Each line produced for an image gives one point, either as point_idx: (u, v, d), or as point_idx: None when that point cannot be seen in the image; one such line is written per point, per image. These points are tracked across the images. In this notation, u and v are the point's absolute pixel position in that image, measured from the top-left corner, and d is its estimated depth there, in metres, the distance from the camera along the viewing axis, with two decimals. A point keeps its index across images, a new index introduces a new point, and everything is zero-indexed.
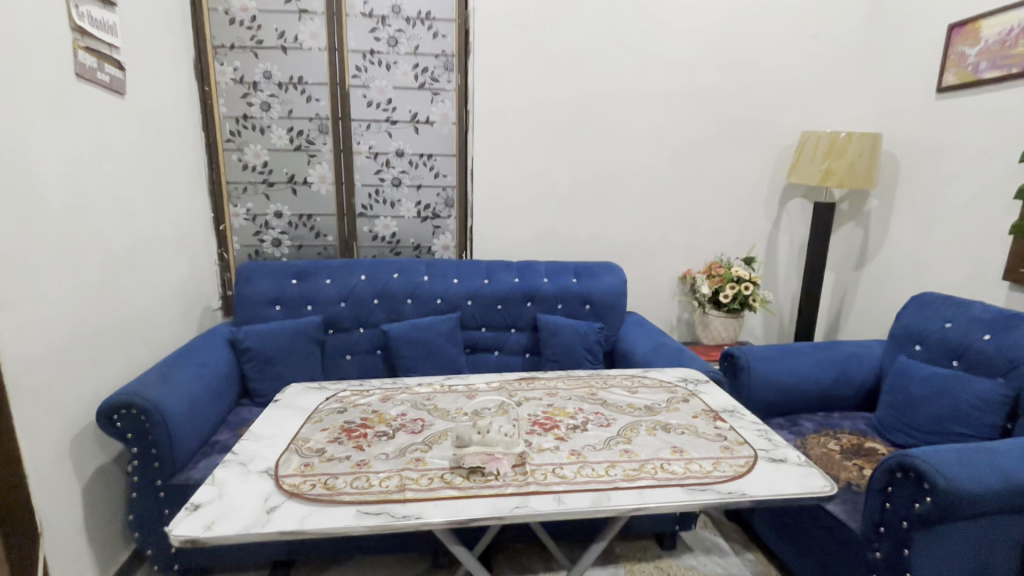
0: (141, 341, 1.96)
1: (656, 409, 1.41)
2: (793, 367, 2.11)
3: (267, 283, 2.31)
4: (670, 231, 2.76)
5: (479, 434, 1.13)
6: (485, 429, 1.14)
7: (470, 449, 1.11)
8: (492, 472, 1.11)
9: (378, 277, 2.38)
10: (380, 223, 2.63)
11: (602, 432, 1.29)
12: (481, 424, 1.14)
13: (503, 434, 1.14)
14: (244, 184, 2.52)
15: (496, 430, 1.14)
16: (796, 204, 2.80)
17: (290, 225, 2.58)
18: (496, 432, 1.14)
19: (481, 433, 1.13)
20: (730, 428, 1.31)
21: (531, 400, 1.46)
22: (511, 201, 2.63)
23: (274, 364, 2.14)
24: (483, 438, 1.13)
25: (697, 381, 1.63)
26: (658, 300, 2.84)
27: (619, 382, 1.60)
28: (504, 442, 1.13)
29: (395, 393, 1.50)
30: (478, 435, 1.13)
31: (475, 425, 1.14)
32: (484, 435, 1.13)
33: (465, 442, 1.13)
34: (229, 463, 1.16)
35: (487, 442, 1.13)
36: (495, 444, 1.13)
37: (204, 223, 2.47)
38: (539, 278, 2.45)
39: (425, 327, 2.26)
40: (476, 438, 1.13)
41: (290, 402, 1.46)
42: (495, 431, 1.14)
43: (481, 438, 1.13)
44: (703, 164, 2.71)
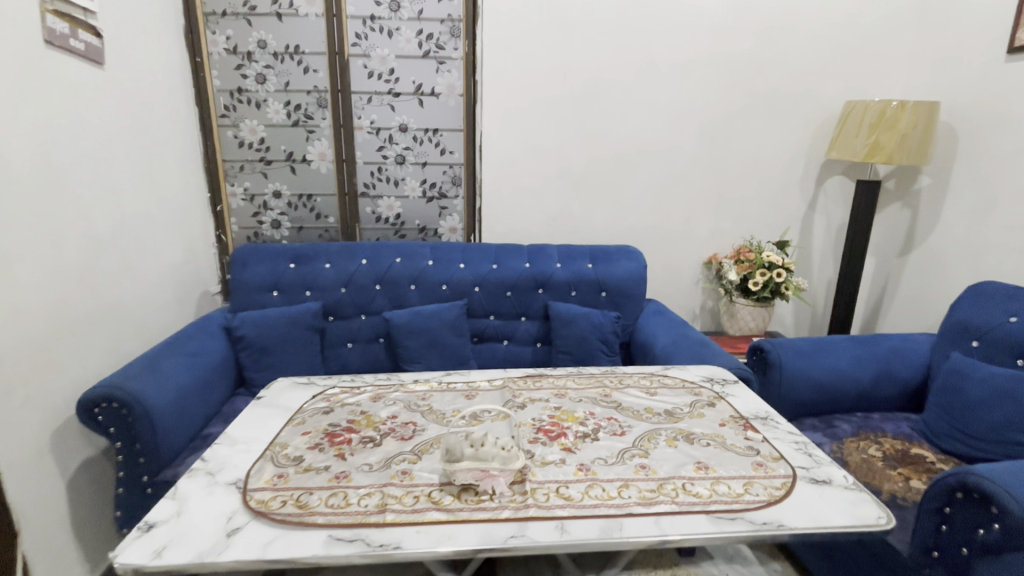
0: (130, 329, 1.87)
1: (677, 416, 1.25)
2: (829, 363, 1.92)
3: (264, 267, 2.19)
4: (695, 211, 2.55)
5: (472, 447, 0.98)
6: (480, 442, 0.98)
7: (462, 465, 0.96)
8: (487, 491, 0.96)
9: (380, 261, 2.24)
10: (384, 204, 2.48)
11: (615, 442, 1.13)
12: (475, 436, 0.98)
13: (499, 447, 0.99)
14: (241, 163, 2.40)
15: (492, 443, 0.98)
16: (835, 182, 2.56)
17: (289, 206, 2.45)
18: (491, 445, 0.98)
19: (475, 446, 0.98)
20: (763, 441, 1.15)
21: (536, 402, 1.31)
22: (522, 180, 2.45)
23: (270, 354, 2.03)
24: (476, 453, 0.97)
25: (724, 381, 1.46)
26: (680, 287, 2.64)
27: (636, 382, 1.44)
28: (501, 458, 0.97)
29: (388, 391, 1.37)
30: (471, 449, 0.97)
31: (468, 436, 0.99)
32: (478, 448, 0.97)
33: (456, 455, 0.97)
34: (196, 472, 1.04)
35: (481, 456, 0.97)
36: (491, 459, 0.97)
37: (200, 203, 2.36)
38: (551, 262, 2.28)
39: (429, 315, 2.12)
40: (468, 452, 0.97)
41: (274, 400, 1.34)
42: (491, 444, 0.98)
43: (474, 452, 0.97)
44: (732, 139, 2.47)
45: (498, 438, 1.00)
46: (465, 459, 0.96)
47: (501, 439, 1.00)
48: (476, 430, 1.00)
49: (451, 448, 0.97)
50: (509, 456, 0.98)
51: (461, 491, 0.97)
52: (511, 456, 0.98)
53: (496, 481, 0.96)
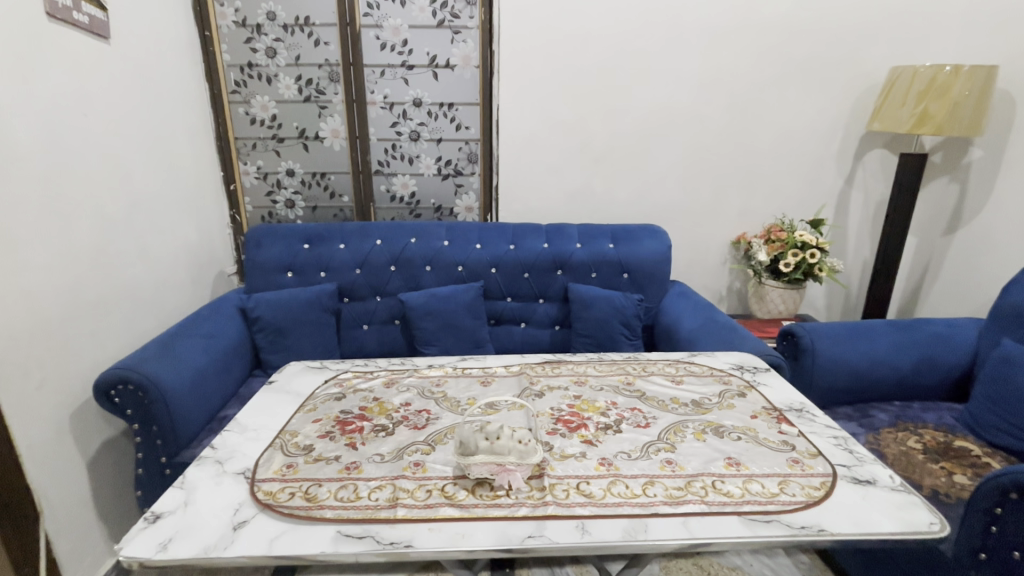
0: (146, 309, 1.86)
1: (705, 407, 1.18)
2: (866, 349, 1.81)
3: (278, 247, 2.16)
4: (722, 188, 2.42)
5: (487, 440, 0.92)
6: (495, 434, 0.92)
7: (476, 459, 0.90)
8: (503, 486, 0.91)
9: (395, 241, 2.19)
10: (398, 182, 2.41)
11: (639, 436, 1.07)
12: (490, 427, 0.93)
13: (516, 439, 0.93)
14: (253, 140, 2.35)
15: (508, 435, 0.93)
16: (876, 156, 2.39)
17: (302, 184, 2.40)
18: (507, 437, 0.93)
19: (490, 439, 0.92)
20: (799, 435, 1.07)
21: (555, 390, 1.25)
22: (541, 156, 2.35)
23: (286, 336, 2.00)
24: (491, 445, 0.91)
25: (755, 369, 1.37)
26: (706, 268, 2.54)
27: (660, 369, 1.37)
28: (518, 451, 0.92)
29: (401, 377, 1.33)
30: (485, 441, 0.92)
31: (482, 428, 0.93)
32: (492, 441, 0.92)
33: (470, 449, 0.92)
34: (205, 461, 1.01)
35: (496, 449, 0.92)
36: (507, 453, 0.91)
37: (213, 182, 2.33)
38: (571, 242, 2.20)
39: (445, 297, 2.07)
40: (483, 445, 0.91)
41: (285, 385, 1.31)
42: (507, 436, 0.92)
43: (489, 445, 0.91)
44: (765, 110, 2.32)
45: (514, 429, 0.94)
46: (478, 452, 0.91)
47: (518, 429, 0.94)
48: (491, 421, 0.95)
49: (464, 441, 0.92)
50: (526, 449, 0.92)
51: (475, 487, 0.92)
52: (528, 450, 0.92)
53: (512, 476, 0.91)
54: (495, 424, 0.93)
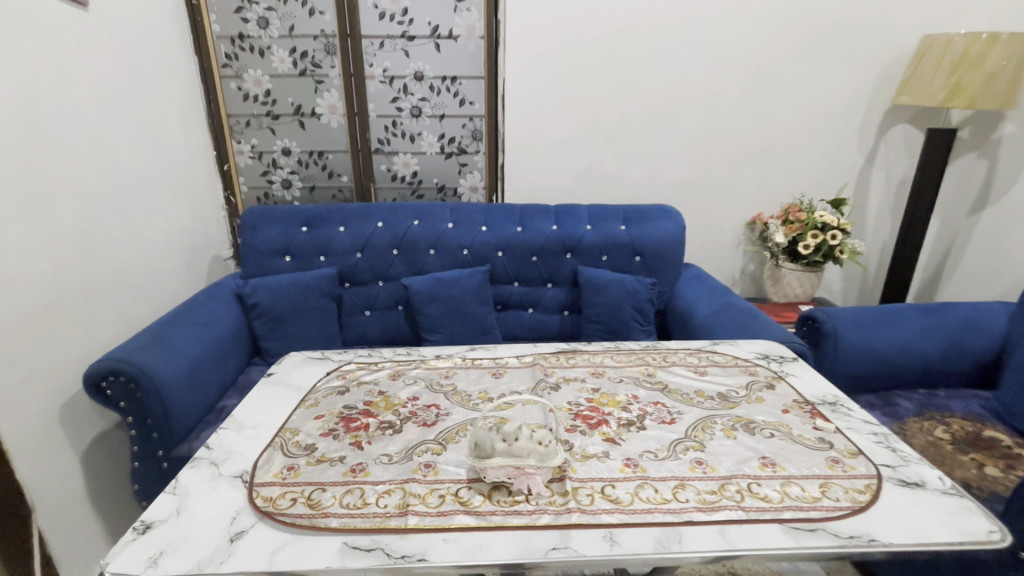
0: (138, 296, 1.78)
1: (732, 401, 1.11)
2: (890, 335, 1.74)
3: (275, 231, 2.07)
4: (738, 167, 2.32)
5: (504, 441, 0.85)
6: (513, 434, 0.85)
7: (493, 462, 0.83)
8: (521, 491, 0.84)
9: (397, 223, 2.09)
10: (399, 161, 2.30)
11: (665, 433, 1.00)
12: (507, 427, 0.86)
13: (535, 440, 0.86)
14: (246, 118, 2.23)
15: (527, 436, 0.85)
16: (900, 131, 2.28)
17: (299, 164, 2.30)
18: (526, 438, 0.85)
19: (507, 440, 0.85)
20: (836, 431, 1.00)
21: (572, 382, 1.18)
22: (549, 133, 2.23)
23: (285, 323, 1.93)
24: (509, 447, 0.84)
25: (782, 359, 1.30)
26: (719, 250, 2.45)
27: (682, 359, 1.29)
28: (538, 453, 0.85)
29: (407, 368, 1.25)
30: (502, 443, 0.85)
31: (499, 429, 0.86)
32: (510, 442, 0.85)
33: (486, 451, 0.85)
34: (199, 462, 0.94)
35: (515, 451, 0.84)
36: (526, 455, 0.84)
37: (205, 162, 2.23)
38: (581, 224, 2.11)
39: (450, 282, 1.98)
40: (500, 446, 0.84)
41: (284, 378, 1.23)
42: (526, 437, 0.85)
43: (507, 447, 0.84)
44: (785, 83, 2.20)
45: (534, 429, 0.87)
46: (495, 455, 0.83)
47: (537, 429, 0.86)
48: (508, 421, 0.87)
49: (479, 442, 0.85)
50: (547, 451, 0.85)
51: (492, 492, 0.85)
52: (549, 452, 0.85)
53: (531, 480, 0.84)
54: (513, 424, 0.86)
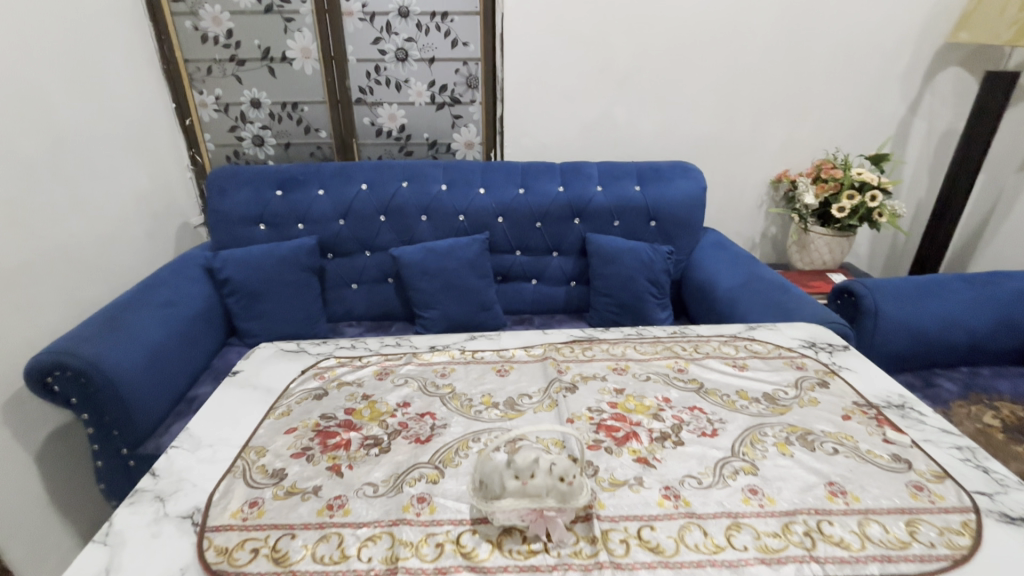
0: (90, 274, 1.57)
1: (783, 405, 0.94)
2: (936, 310, 1.56)
3: (246, 195, 1.83)
4: (766, 118, 2.06)
5: (517, 479, 0.67)
6: (527, 470, 0.67)
7: (502, 506, 0.66)
8: (539, 537, 0.68)
9: (383, 186, 1.86)
10: (385, 113, 2.04)
11: (708, 451, 0.83)
12: (520, 460, 0.67)
13: (555, 475, 0.68)
14: (207, 63, 1.94)
15: (545, 470, 0.67)
16: (950, 75, 2.01)
17: (271, 117, 2.03)
18: (544, 474, 0.68)
19: (521, 476, 0.67)
20: (912, 446, 0.83)
21: (591, 381, 1.00)
22: (554, 79, 1.96)
23: (262, 300, 1.72)
24: (523, 486, 0.67)
25: (831, 348, 1.12)
26: (740, 212, 2.23)
27: (717, 350, 1.11)
28: (558, 493, 0.67)
29: (396, 365, 1.07)
30: (514, 480, 0.67)
31: (510, 462, 0.68)
32: (523, 481, 0.67)
33: (494, 490, 0.67)
34: (141, 497, 0.77)
35: (530, 490, 0.67)
36: (543, 495, 0.67)
37: (162, 116, 1.95)
38: (591, 185, 1.88)
39: (445, 252, 1.77)
40: (512, 485, 0.66)
41: (252, 378, 1.05)
42: (543, 472, 0.67)
43: (520, 486, 0.67)
44: (826, 18, 1.91)
45: (553, 459, 0.69)
46: (505, 497, 0.66)
47: (556, 461, 0.68)
48: (521, 448, 0.69)
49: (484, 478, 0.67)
50: (570, 489, 0.67)
51: (501, 536, 0.69)
52: (572, 491, 0.67)
53: (550, 524, 0.67)
54: (527, 455, 0.67)
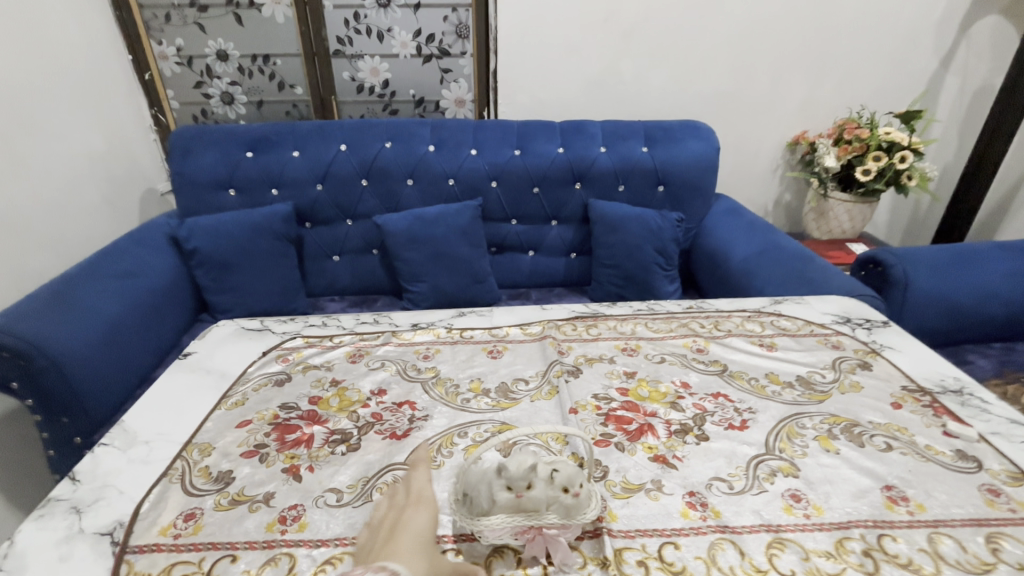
0: (36, 244, 1.40)
1: (821, 391, 0.80)
2: (973, 281, 1.42)
3: (212, 157, 1.65)
4: (785, 73, 1.88)
5: (509, 491, 0.53)
6: (523, 480, 0.53)
7: (493, 526, 0.52)
8: (536, 558, 0.56)
9: (364, 147, 1.68)
10: (366, 66, 1.84)
11: (738, 448, 0.70)
12: (514, 466, 0.53)
13: (558, 484, 0.54)
14: (165, 9, 1.74)
15: (544, 479, 0.54)
16: (988, 24, 1.82)
17: (240, 72, 1.84)
18: (543, 483, 0.54)
19: (515, 488, 0.53)
20: (979, 440, 0.70)
21: (597, 364, 0.86)
22: (554, 27, 1.76)
23: (233, 273, 1.57)
24: (517, 501, 0.53)
25: (869, 325, 0.99)
26: (754, 177, 2.06)
27: (739, 327, 0.98)
28: (563, 506, 0.54)
29: (372, 346, 0.93)
30: (506, 493, 0.53)
31: (499, 471, 0.53)
32: (519, 493, 0.53)
33: (482, 504, 0.53)
34: (53, 509, 0.63)
35: (527, 505, 0.53)
36: (543, 509, 0.53)
37: (117, 69, 1.75)
38: (593, 145, 1.71)
39: (433, 220, 1.61)
40: (503, 499, 0.53)
41: (204, 361, 0.91)
42: (543, 482, 0.54)
43: (515, 499, 0.53)
44: None
45: (555, 465, 0.55)
46: (495, 511, 0.52)
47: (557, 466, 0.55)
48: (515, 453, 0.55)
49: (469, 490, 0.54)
50: (577, 500, 0.54)
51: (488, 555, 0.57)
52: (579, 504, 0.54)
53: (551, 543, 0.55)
54: (523, 461, 0.53)
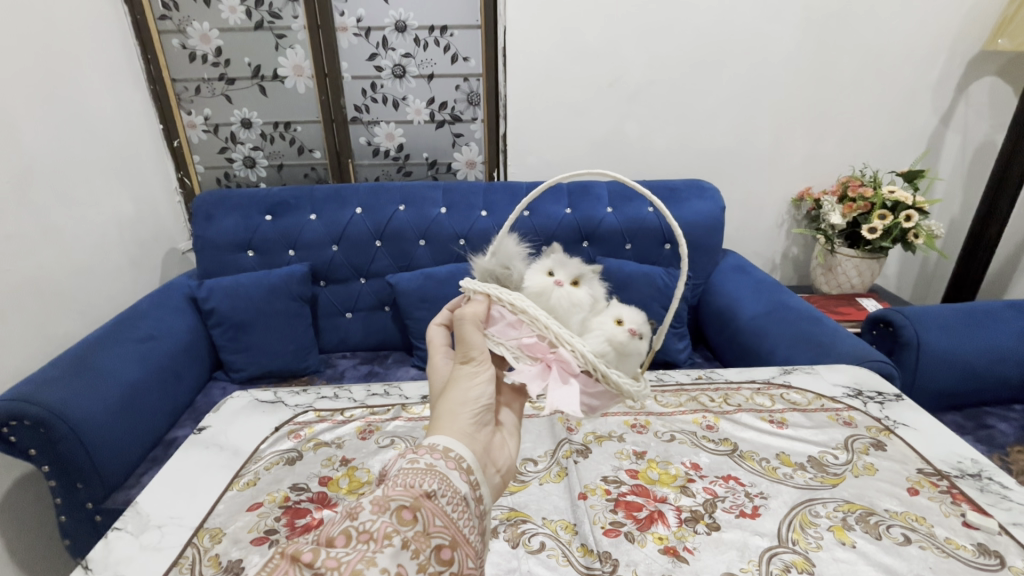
0: (64, 307, 1.45)
1: (834, 474, 0.79)
2: (988, 341, 1.40)
3: (234, 220, 1.72)
4: (788, 133, 1.93)
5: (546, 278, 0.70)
6: (561, 270, 0.71)
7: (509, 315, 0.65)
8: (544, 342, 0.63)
9: (379, 209, 1.74)
10: (382, 132, 1.93)
11: (749, 539, 0.69)
12: (583, 268, 0.72)
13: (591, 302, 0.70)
14: (195, 83, 1.86)
15: (576, 281, 0.71)
16: (985, 86, 1.87)
17: (263, 137, 1.94)
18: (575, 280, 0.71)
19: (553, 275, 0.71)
20: (1001, 533, 0.69)
21: (605, 443, 0.87)
22: (562, 94, 1.84)
23: (249, 332, 1.60)
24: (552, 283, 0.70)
25: (881, 399, 0.98)
26: (760, 231, 2.09)
27: (749, 401, 0.97)
28: (606, 352, 0.65)
29: (381, 422, 0.95)
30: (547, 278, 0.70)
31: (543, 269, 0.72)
32: (568, 282, 0.70)
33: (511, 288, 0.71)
34: None
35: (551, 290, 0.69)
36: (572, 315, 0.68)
37: (148, 138, 1.86)
38: (600, 205, 1.76)
39: (444, 280, 1.65)
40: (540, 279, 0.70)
41: (218, 436, 0.92)
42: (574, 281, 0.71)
43: (551, 284, 0.69)
44: (854, 23, 1.78)
45: (577, 276, 0.71)
46: (535, 282, 0.70)
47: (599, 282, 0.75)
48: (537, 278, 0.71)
49: (502, 253, 0.73)
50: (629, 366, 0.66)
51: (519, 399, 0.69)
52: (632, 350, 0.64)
53: (566, 381, 0.60)
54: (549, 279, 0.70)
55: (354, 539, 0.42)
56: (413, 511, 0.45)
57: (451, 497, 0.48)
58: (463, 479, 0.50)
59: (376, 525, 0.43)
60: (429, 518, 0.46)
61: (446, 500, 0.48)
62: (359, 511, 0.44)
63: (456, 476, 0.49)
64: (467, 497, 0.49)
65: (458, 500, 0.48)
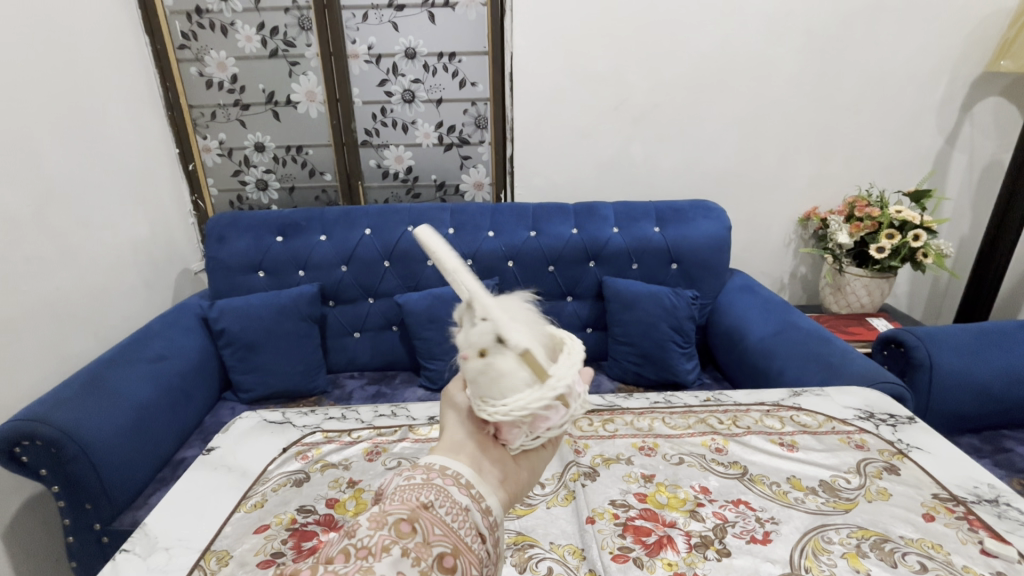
0: (79, 328, 1.48)
1: (847, 499, 0.78)
2: (1003, 362, 1.38)
3: (245, 242, 1.75)
4: (793, 154, 1.95)
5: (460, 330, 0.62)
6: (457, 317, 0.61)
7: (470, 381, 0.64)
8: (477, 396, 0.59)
9: (388, 230, 1.77)
10: (391, 154, 1.97)
11: (761, 566, 0.67)
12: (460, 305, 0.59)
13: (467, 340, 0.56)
14: (211, 109, 1.91)
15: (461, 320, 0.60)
16: (989, 106, 1.87)
17: (275, 161, 1.98)
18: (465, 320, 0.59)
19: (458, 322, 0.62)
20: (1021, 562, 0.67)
21: (612, 466, 0.86)
22: (568, 118, 1.87)
23: (259, 352, 1.62)
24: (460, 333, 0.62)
25: (892, 422, 0.96)
26: (767, 250, 2.09)
27: (758, 423, 0.96)
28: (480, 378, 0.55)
29: (388, 443, 0.95)
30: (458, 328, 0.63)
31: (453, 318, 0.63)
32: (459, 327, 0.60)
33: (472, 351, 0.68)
34: None
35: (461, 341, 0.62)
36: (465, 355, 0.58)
37: (164, 162, 1.91)
38: (606, 226, 1.77)
39: (452, 300, 1.66)
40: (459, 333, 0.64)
41: (227, 456, 0.93)
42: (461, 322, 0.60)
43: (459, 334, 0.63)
44: (855, 47, 1.80)
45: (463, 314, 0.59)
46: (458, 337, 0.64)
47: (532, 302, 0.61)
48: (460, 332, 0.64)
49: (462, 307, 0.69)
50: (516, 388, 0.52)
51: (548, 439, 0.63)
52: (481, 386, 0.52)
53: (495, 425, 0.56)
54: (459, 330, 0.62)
55: (353, 556, 0.41)
56: (411, 522, 0.44)
57: (450, 507, 0.47)
58: (463, 493, 0.49)
59: (374, 538, 0.42)
60: (427, 529, 0.44)
61: (444, 510, 0.47)
62: (357, 529, 0.43)
63: (453, 488, 0.48)
64: (469, 509, 0.48)
65: (457, 510, 0.47)
